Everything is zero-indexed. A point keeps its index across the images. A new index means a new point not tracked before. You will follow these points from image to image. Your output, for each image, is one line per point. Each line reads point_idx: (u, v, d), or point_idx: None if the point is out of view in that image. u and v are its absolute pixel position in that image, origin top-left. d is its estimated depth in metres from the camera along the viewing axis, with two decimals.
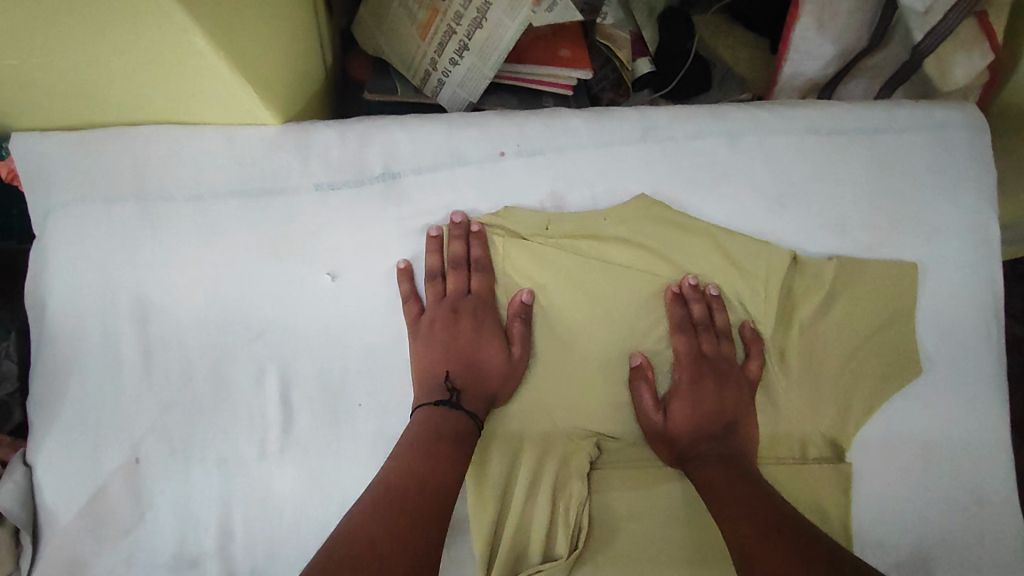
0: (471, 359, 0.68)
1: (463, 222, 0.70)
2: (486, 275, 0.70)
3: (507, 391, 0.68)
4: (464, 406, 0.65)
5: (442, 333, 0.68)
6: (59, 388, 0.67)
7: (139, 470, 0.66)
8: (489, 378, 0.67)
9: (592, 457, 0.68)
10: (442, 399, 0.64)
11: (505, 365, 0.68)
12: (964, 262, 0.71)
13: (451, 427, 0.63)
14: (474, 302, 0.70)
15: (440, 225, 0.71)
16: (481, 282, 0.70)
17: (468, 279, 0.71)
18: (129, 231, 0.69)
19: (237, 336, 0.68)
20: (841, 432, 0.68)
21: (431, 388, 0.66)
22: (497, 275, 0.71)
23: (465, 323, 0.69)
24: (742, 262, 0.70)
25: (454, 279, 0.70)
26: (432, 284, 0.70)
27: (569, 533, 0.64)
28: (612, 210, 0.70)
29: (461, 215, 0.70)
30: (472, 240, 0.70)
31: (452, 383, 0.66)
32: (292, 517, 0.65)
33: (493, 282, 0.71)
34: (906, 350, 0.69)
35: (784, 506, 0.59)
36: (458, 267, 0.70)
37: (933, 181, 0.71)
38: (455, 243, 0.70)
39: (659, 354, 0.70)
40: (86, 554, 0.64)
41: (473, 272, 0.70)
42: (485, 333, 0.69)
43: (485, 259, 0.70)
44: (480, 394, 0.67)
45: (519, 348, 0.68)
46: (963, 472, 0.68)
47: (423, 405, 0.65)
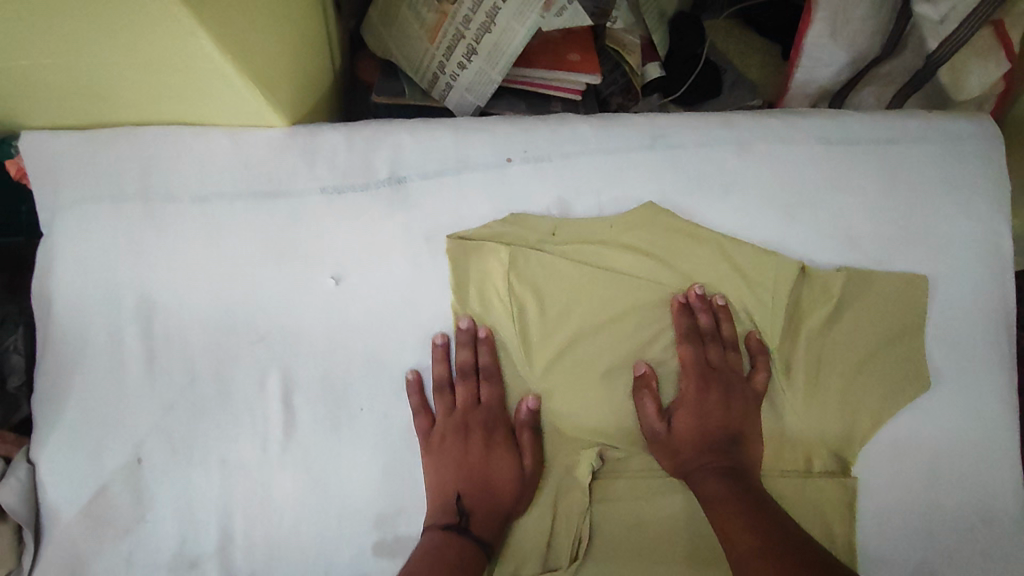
0: (482, 477, 0.65)
1: (469, 328, 0.68)
2: (495, 385, 0.68)
3: (520, 508, 0.65)
4: (474, 533, 0.62)
5: (451, 447, 0.66)
6: (63, 386, 0.67)
7: (141, 471, 0.66)
8: (500, 494, 0.65)
9: (594, 468, 0.67)
10: (450, 524, 0.62)
11: (516, 482, 0.65)
12: (975, 276, 0.70)
13: (456, 553, 0.60)
14: (483, 415, 0.67)
15: (446, 331, 0.69)
16: (490, 391, 0.68)
17: (477, 389, 0.68)
18: (135, 232, 0.69)
19: (240, 339, 0.68)
20: (847, 447, 0.67)
21: (442, 511, 0.63)
22: (507, 381, 0.69)
23: (475, 441, 0.67)
24: (749, 272, 0.69)
25: (463, 390, 0.68)
26: (440, 397, 0.67)
27: (570, 543, 0.64)
28: (618, 218, 0.69)
29: (468, 321, 0.68)
30: (478, 346, 0.69)
31: (462, 505, 0.64)
32: (292, 522, 0.65)
33: (503, 391, 0.69)
34: (915, 365, 0.68)
35: (786, 520, 0.59)
36: (466, 377, 0.68)
37: (945, 193, 0.71)
38: (462, 351, 0.68)
39: (664, 363, 0.69)
40: (87, 553, 0.65)
41: (482, 381, 0.68)
42: (497, 449, 0.66)
43: (491, 366, 0.68)
44: (492, 514, 0.64)
45: (529, 459, 0.66)
46: (972, 490, 0.67)
47: (432, 526, 0.63)
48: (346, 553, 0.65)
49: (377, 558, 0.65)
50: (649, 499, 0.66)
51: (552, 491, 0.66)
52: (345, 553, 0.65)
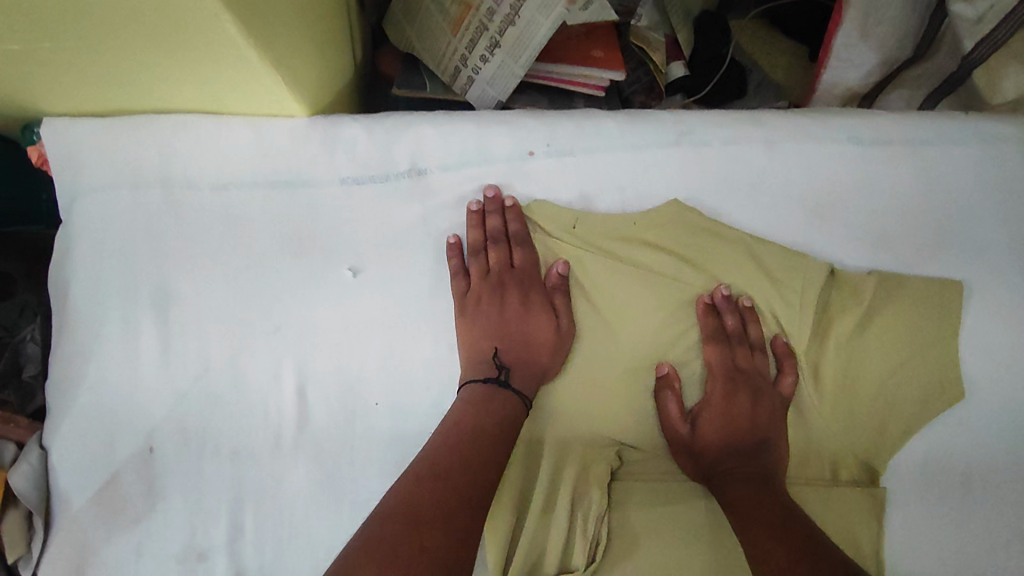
0: (520, 335, 0.66)
1: (497, 197, 0.68)
2: (529, 248, 0.68)
3: (557, 365, 0.65)
4: (514, 387, 0.63)
5: (488, 307, 0.66)
6: (77, 373, 0.67)
7: (152, 459, 0.65)
8: (538, 350, 0.65)
9: (613, 467, 0.65)
10: (488, 376, 0.63)
11: (554, 336, 0.65)
12: (1012, 284, 0.67)
13: (500, 406, 0.61)
14: (518, 277, 0.68)
15: (479, 199, 0.69)
16: (524, 254, 0.68)
17: (511, 253, 0.69)
18: (153, 220, 0.69)
19: (256, 329, 0.67)
20: (876, 455, 0.64)
21: (479, 366, 0.64)
22: (540, 249, 0.69)
23: (511, 296, 0.67)
24: (777, 273, 0.67)
25: (497, 253, 0.68)
26: (475, 258, 0.68)
27: (587, 546, 0.62)
28: (641, 216, 0.68)
29: (495, 189, 0.68)
30: (510, 215, 0.68)
31: (499, 359, 0.64)
32: (303, 515, 0.64)
33: (536, 255, 0.69)
34: (949, 374, 0.65)
35: (814, 531, 0.56)
36: (498, 242, 0.68)
37: (980, 197, 0.69)
38: (493, 218, 0.68)
39: (686, 365, 0.67)
40: (95, 542, 0.64)
41: (514, 247, 0.68)
42: (533, 305, 0.66)
43: (524, 232, 0.68)
44: (530, 370, 0.64)
45: (566, 318, 0.66)
46: (1008, 505, 0.64)
47: (471, 382, 0.63)
48: None
49: None
50: (670, 502, 0.64)
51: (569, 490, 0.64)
52: None
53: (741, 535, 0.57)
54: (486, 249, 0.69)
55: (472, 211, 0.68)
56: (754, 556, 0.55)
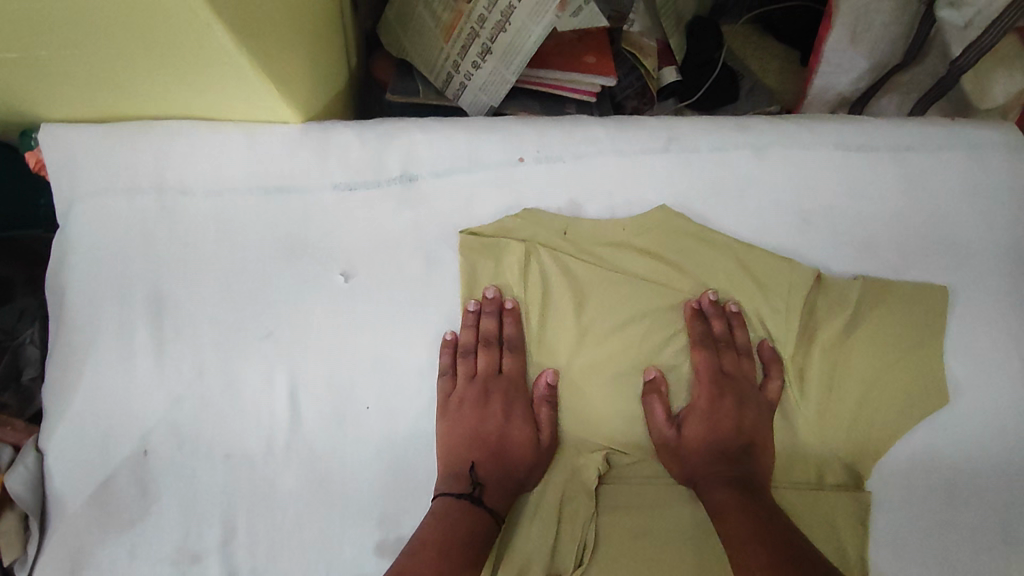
0: (498, 447, 0.65)
1: (496, 299, 0.69)
2: (519, 356, 0.68)
3: (533, 479, 0.65)
4: (487, 503, 0.62)
5: (471, 413, 0.66)
6: (73, 377, 0.67)
7: (146, 462, 0.66)
8: (516, 466, 0.65)
9: (601, 472, 0.66)
10: (463, 491, 0.62)
11: (533, 452, 0.65)
12: (996, 289, 0.68)
13: (468, 526, 0.60)
14: (504, 383, 0.68)
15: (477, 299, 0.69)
16: (513, 362, 0.68)
17: (500, 357, 0.69)
18: (147, 225, 0.69)
19: (249, 335, 0.68)
20: (860, 459, 0.65)
21: (455, 478, 0.63)
22: (540, 300, 0.69)
23: (495, 404, 0.67)
24: (765, 279, 0.67)
25: (486, 358, 0.68)
26: (464, 359, 0.68)
27: (574, 549, 0.62)
28: (630, 222, 0.69)
29: (494, 291, 0.69)
30: (505, 318, 0.69)
31: (476, 475, 0.64)
32: (294, 519, 0.65)
33: (526, 361, 0.69)
34: (932, 379, 0.66)
35: (792, 532, 0.57)
36: (489, 345, 0.68)
37: (967, 203, 0.69)
38: (488, 319, 0.68)
39: (674, 369, 0.68)
40: (90, 544, 0.64)
41: (505, 351, 0.69)
42: (515, 417, 0.66)
43: (517, 339, 0.68)
44: (505, 489, 0.64)
45: (547, 434, 0.66)
46: (992, 510, 0.65)
47: (445, 494, 0.62)
48: (347, 551, 0.64)
49: (378, 559, 0.64)
50: (657, 505, 0.65)
51: (558, 491, 0.65)
52: (346, 552, 0.64)
53: (723, 538, 0.58)
54: (477, 350, 0.68)
55: (468, 310, 0.68)
56: (736, 559, 0.56)
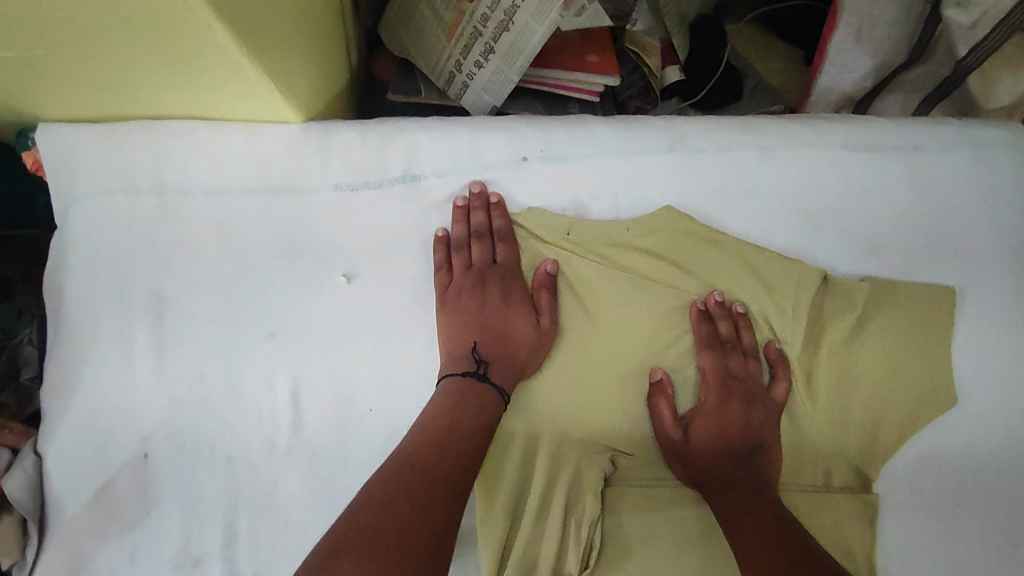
0: (499, 331, 0.67)
1: (482, 193, 0.69)
2: (512, 246, 0.69)
3: (535, 361, 0.66)
4: (492, 380, 0.64)
5: (469, 302, 0.67)
6: (72, 380, 0.67)
7: (146, 465, 0.65)
8: (517, 348, 0.66)
9: (607, 474, 0.65)
10: (467, 369, 0.64)
11: (534, 334, 0.66)
12: (1005, 290, 0.67)
13: (476, 400, 0.62)
14: (500, 271, 0.69)
15: (466, 195, 0.70)
16: (506, 252, 0.69)
17: (493, 249, 0.69)
18: (147, 226, 0.69)
19: (250, 335, 0.67)
20: (869, 462, 0.64)
21: (459, 358, 0.65)
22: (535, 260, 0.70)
23: (492, 291, 0.68)
24: (771, 280, 0.67)
25: (480, 249, 0.69)
26: (458, 253, 0.69)
27: (580, 552, 0.62)
28: (635, 223, 0.68)
29: (480, 185, 0.69)
30: (494, 212, 0.69)
31: (479, 353, 0.65)
32: (297, 520, 0.64)
33: (519, 251, 0.70)
34: (941, 380, 0.65)
35: (802, 535, 0.57)
36: (481, 238, 0.69)
37: (975, 204, 0.69)
38: (477, 213, 0.69)
39: (679, 371, 0.67)
40: (89, 548, 0.64)
41: (497, 242, 0.69)
42: (514, 302, 0.67)
43: (507, 229, 0.69)
44: (509, 366, 0.65)
45: (547, 318, 0.67)
46: (1001, 512, 0.64)
47: (451, 374, 0.64)
48: None
49: None
50: (664, 508, 0.64)
51: (563, 493, 0.63)
52: None
53: (733, 541, 0.58)
54: (469, 244, 0.69)
55: (459, 207, 0.69)
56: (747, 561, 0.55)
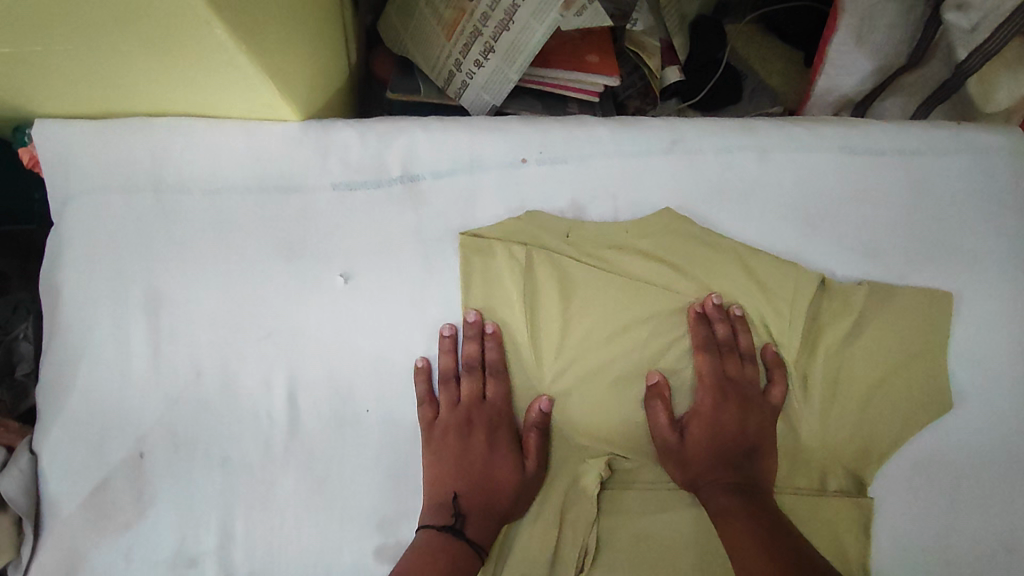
0: (482, 476, 0.63)
1: (478, 322, 0.66)
2: (501, 383, 0.66)
3: (518, 509, 0.63)
4: (468, 536, 0.60)
5: (454, 442, 0.64)
6: (68, 377, 0.66)
7: (143, 465, 0.65)
8: (498, 497, 0.63)
9: (602, 479, 0.64)
10: (443, 523, 0.60)
11: (517, 481, 0.63)
12: (1000, 295, 0.68)
13: (450, 557, 0.58)
14: (488, 411, 0.66)
15: (455, 323, 0.67)
16: (496, 386, 0.66)
17: (483, 385, 0.67)
18: (143, 224, 0.68)
19: (247, 336, 0.67)
20: (863, 464, 0.65)
21: (438, 509, 0.61)
22: (535, 279, 0.67)
23: (478, 434, 0.65)
24: (768, 283, 0.67)
25: (469, 383, 0.66)
26: (446, 388, 0.67)
27: (576, 554, 0.62)
28: (633, 225, 0.68)
29: (474, 314, 0.66)
30: (486, 342, 0.67)
31: (459, 504, 0.62)
32: (293, 522, 0.64)
33: (510, 387, 0.67)
34: (936, 385, 0.66)
35: (793, 536, 0.57)
36: (471, 372, 0.66)
37: (972, 208, 0.69)
38: (469, 344, 0.67)
39: (677, 374, 0.67)
40: (85, 548, 0.63)
41: (488, 377, 0.66)
42: (499, 447, 0.64)
43: (499, 363, 0.66)
44: (488, 516, 0.62)
45: (532, 463, 0.64)
46: (995, 517, 0.65)
47: (427, 526, 0.61)
48: (347, 555, 0.64)
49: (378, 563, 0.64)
50: (659, 510, 0.64)
51: (560, 498, 0.64)
52: (346, 556, 0.64)
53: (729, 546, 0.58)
54: (459, 377, 0.67)
55: (444, 335, 0.66)
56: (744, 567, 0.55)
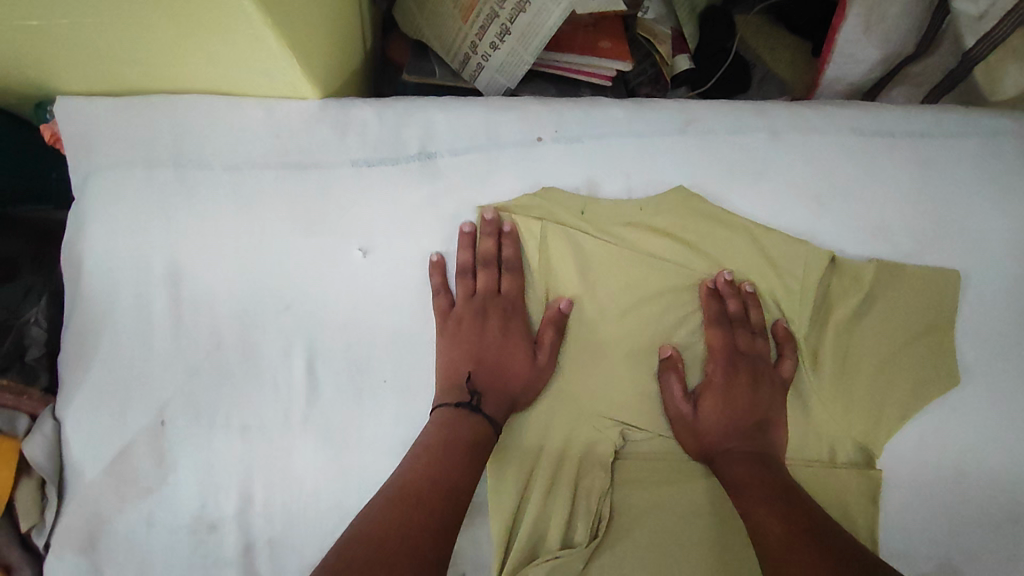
0: (495, 362, 0.67)
1: (494, 221, 0.69)
2: (516, 276, 0.70)
3: (528, 398, 0.66)
4: (486, 412, 0.64)
5: (469, 330, 0.67)
6: (87, 345, 0.67)
7: (164, 432, 0.66)
8: (511, 380, 0.66)
9: (616, 447, 0.66)
10: (461, 401, 0.64)
11: (529, 370, 0.66)
12: (1008, 274, 0.69)
13: (471, 428, 0.62)
14: (502, 303, 0.69)
15: (473, 222, 0.70)
16: (511, 281, 0.70)
17: (498, 279, 0.70)
18: (165, 198, 0.69)
19: (267, 307, 0.68)
20: (873, 438, 0.66)
21: (453, 388, 0.65)
22: (551, 255, 0.69)
23: (492, 324, 0.68)
24: (778, 259, 0.68)
25: (485, 277, 0.69)
26: (463, 281, 0.69)
27: (590, 522, 0.63)
28: (647, 202, 0.69)
29: (492, 213, 0.69)
30: (503, 240, 0.69)
31: (473, 383, 0.65)
32: (312, 489, 0.66)
33: (524, 284, 0.70)
34: (943, 360, 0.67)
35: (807, 504, 0.58)
36: (488, 266, 0.69)
37: (981, 189, 0.70)
38: (487, 241, 0.69)
39: (688, 347, 0.68)
40: (107, 513, 0.65)
41: (503, 273, 0.70)
42: (512, 335, 0.68)
43: (515, 260, 0.69)
44: (502, 398, 0.65)
45: (545, 354, 0.67)
46: (1002, 491, 0.66)
47: (443, 405, 0.64)
48: None
49: None
50: (671, 480, 0.66)
51: (573, 468, 0.65)
52: None
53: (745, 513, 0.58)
54: (475, 272, 0.70)
55: (466, 232, 0.69)
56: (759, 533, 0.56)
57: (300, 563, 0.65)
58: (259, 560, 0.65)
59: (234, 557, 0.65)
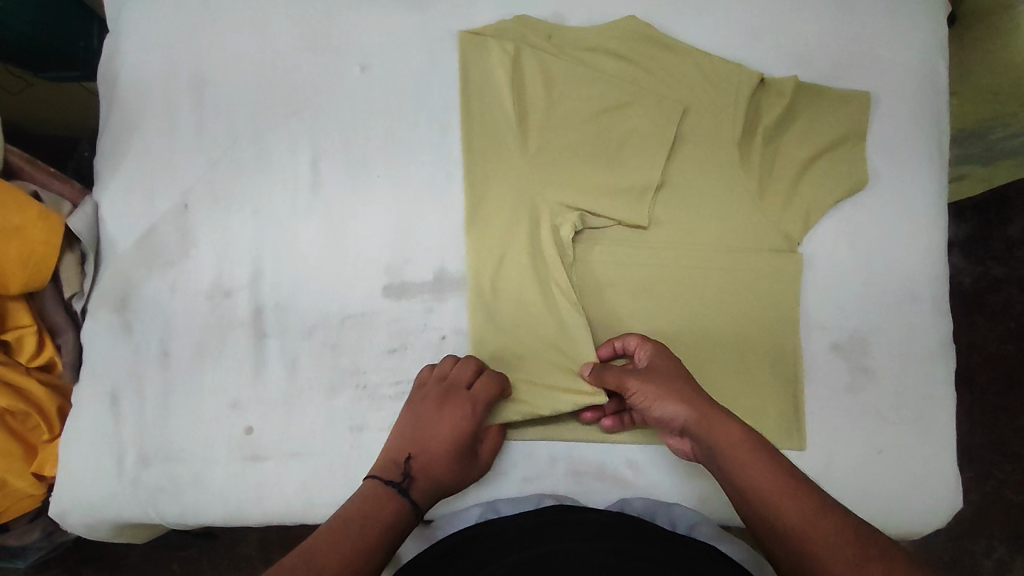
0: (436, 454, 0.69)
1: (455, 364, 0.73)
2: (492, 384, 0.71)
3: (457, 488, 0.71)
4: (412, 496, 0.66)
5: (432, 412, 0.70)
6: (125, 142, 0.79)
7: (186, 214, 0.78)
8: (444, 473, 0.69)
9: (576, 229, 0.77)
10: (392, 480, 0.66)
11: (468, 469, 0.70)
12: (913, 96, 0.80)
13: (389, 511, 0.63)
14: (468, 397, 0.70)
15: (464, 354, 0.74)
16: (484, 385, 0.71)
17: (474, 376, 0.72)
18: (190, 19, 0.80)
19: (277, 112, 0.79)
20: (795, 228, 0.77)
21: (391, 466, 0.68)
22: (523, 70, 0.79)
23: (451, 410, 0.69)
24: (715, 77, 0.79)
25: (461, 367, 0.72)
26: (433, 367, 0.73)
27: (554, 289, 0.75)
28: (604, 27, 0.81)
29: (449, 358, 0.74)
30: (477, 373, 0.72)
31: (409, 468, 0.68)
32: (313, 266, 0.77)
33: (496, 386, 0.71)
34: (855, 165, 0.79)
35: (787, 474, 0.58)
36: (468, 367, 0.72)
37: (893, 24, 0.81)
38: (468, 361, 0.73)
39: (644, 153, 0.78)
40: (137, 278, 0.77)
41: (478, 374, 0.72)
42: (463, 434, 0.69)
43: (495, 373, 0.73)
44: (433, 487, 0.68)
45: (486, 453, 0.72)
46: (903, 274, 0.78)
47: (376, 477, 0.67)
48: (359, 291, 0.76)
49: (386, 298, 0.76)
50: (627, 263, 0.77)
51: (538, 246, 0.76)
52: (358, 291, 0.76)
53: (758, 513, 0.57)
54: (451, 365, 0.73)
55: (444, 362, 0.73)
56: (782, 530, 0.54)
57: (302, 323, 0.76)
58: (267, 322, 0.76)
59: (246, 317, 0.76)
